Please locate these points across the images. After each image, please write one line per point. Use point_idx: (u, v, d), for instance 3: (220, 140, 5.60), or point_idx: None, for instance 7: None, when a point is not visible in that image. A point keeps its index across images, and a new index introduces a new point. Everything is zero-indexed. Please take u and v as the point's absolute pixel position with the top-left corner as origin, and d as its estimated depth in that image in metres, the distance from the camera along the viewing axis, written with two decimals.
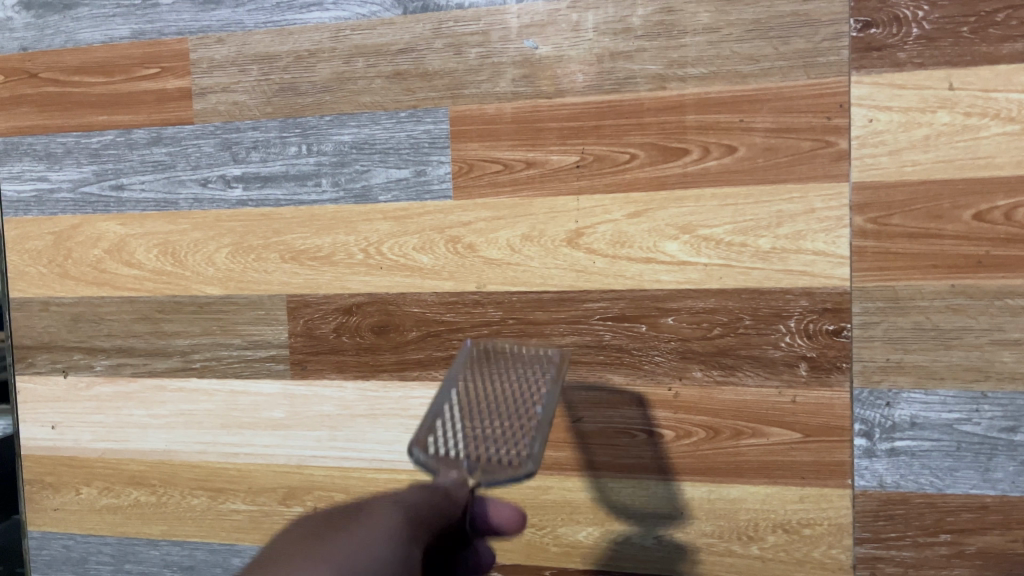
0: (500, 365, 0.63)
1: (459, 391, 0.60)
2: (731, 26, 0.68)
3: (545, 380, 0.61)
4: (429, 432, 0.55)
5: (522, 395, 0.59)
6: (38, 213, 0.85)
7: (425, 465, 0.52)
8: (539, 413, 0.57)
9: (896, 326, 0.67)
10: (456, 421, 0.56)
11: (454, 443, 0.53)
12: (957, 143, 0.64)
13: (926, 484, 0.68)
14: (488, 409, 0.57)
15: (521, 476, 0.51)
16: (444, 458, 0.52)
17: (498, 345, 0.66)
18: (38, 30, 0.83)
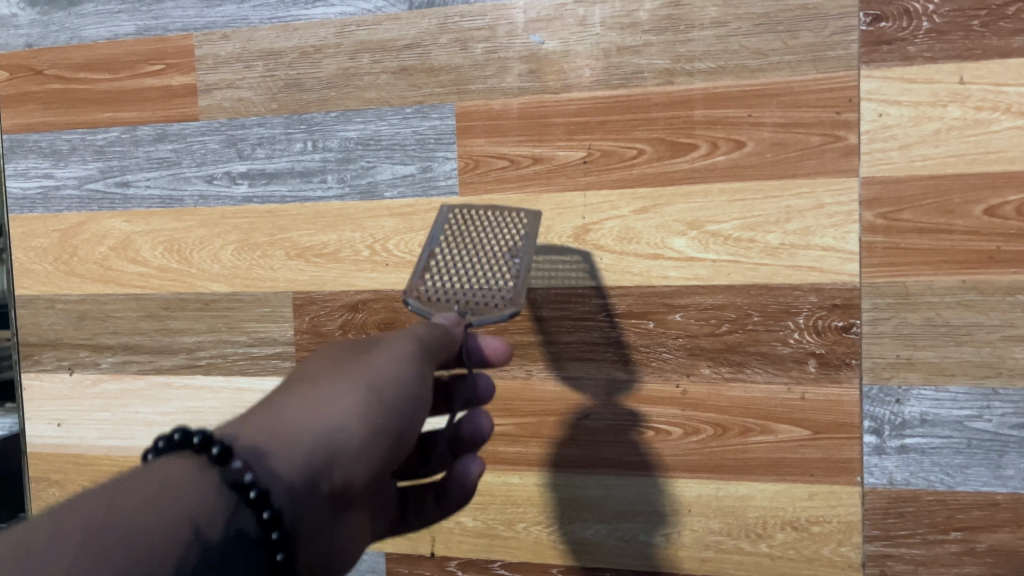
0: (481, 222, 0.67)
1: (444, 241, 0.65)
2: (739, 20, 0.67)
3: (521, 239, 0.66)
4: (427, 282, 0.61)
5: (500, 251, 0.64)
6: (43, 210, 0.85)
7: (428, 307, 0.59)
8: (519, 262, 0.64)
9: (906, 322, 0.66)
10: (450, 273, 0.62)
11: (452, 292, 0.61)
12: (968, 138, 0.64)
13: (936, 481, 0.67)
14: (477, 259, 0.63)
15: (507, 318, 0.59)
16: (446, 304, 0.60)
17: (475, 210, 0.68)
18: (43, 27, 0.83)
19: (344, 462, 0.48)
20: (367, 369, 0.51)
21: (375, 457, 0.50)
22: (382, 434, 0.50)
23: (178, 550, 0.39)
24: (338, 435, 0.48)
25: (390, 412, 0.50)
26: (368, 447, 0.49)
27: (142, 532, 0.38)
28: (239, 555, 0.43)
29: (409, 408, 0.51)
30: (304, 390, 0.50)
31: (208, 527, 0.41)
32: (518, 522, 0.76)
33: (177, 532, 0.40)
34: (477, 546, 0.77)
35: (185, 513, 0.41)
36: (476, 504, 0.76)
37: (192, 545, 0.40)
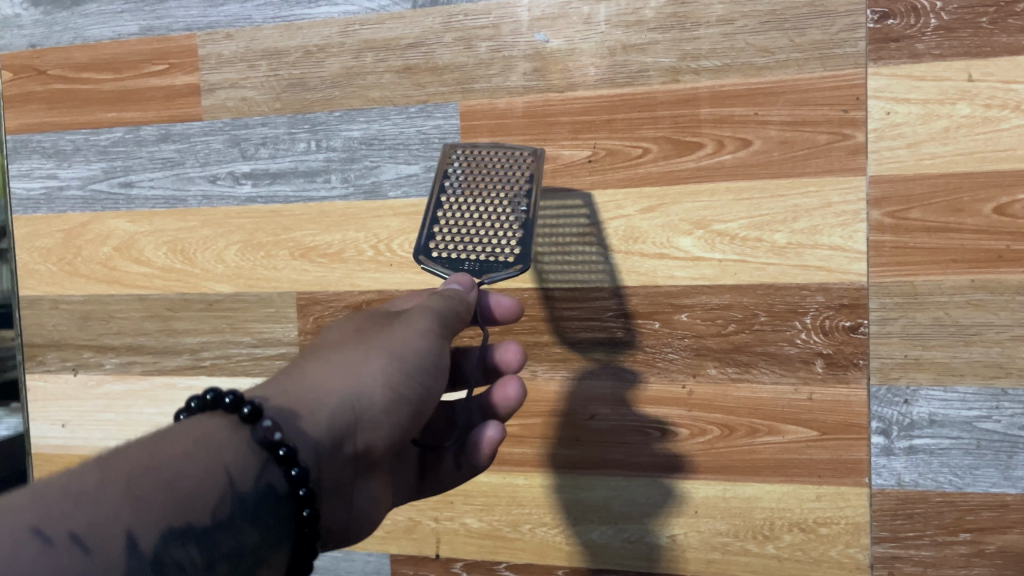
0: (483, 161, 0.67)
1: (449, 186, 0.65)
2: (746, 18, 0.67)
3: (524, 177, 0.66)
4: (432, 236, 0.63)
5: (502, 192, 0.65)
6: (47, 211, 0.85)
7: (435, 265, 0.62)
8: (523, 204, 0.64)
9: (915, 322, 0.66)
10: (459, 225, 0.63)
11: (458, 247, 0.62)
12: (977, 136, 0.63)
13: (945, 482, 0.66)
14: (481, 205, 0.64)
15: (509, 272, 0.61)
16: (452, 262, 0.62)
17: (478, 150, 0.68)
18: (46, 27, 0.83)
19: (366, 427, 0.52)
20: (387, 342, 0.55)
21: (393, 422, 0.54)
22: (398, 402, 0.54)
23: (212, 500, 0.43)
24: (357, 401, 0.52)
25: (407, 381, 0.54)
26: (385, 412, 0.53)
27: (180, 483, 0.42)
28: (268, 507, 0.47)
29: (426, 376, 0.55)
30: (327, 360, 0.54)
31: (242, 480, 0.45)
32: (523, 524, 0.75)
33: (212, 483, 0.44)
34: (482, 547, 0.76)
35: (220, 467, 0.45)
36: (481, 505, 0.76)
37: (225, 495, 0.44)
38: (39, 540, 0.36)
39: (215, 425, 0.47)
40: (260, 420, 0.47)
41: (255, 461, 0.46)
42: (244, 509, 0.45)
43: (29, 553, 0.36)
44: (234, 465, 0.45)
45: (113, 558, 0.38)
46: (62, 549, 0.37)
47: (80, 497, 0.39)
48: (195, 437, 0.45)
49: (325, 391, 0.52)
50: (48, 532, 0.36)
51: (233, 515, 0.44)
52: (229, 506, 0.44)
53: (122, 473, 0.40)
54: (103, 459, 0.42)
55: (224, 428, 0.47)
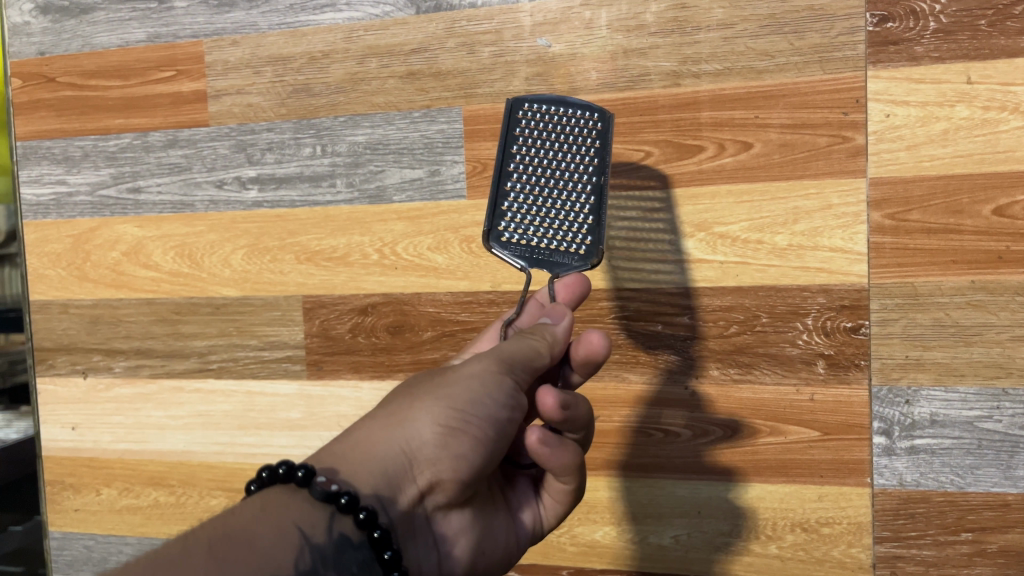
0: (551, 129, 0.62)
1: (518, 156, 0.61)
2: (745, 22, 0.67)
3: (594, 134, 0.62)
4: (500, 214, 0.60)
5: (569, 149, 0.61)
6: (57, 216, 0.86)
7: (503, 249, 0.59)
8: (593, 166, 0.61)
9: (916, 323, 0.66)
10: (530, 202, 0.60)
11: (529, 224, 0.60)
12: (976, 138, 0.64)
13: (947, 483, 0.67)
14: (551, 170, 0.61)
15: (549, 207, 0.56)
16: (521, 245, 0.59)
17: (547, 107, 0.63)
18: (55, 35, 0.84)
19: (435, 470, 0.50)
20: (450, 381, 0.51)
21: (466, 466, 0.50)
22: (468, 445, 0.50)
23: (288, 554, 0.44)
24: (413, 448, 0.50)
25: (475, 425, 0.50)
26: (454, 459, 0.50)
27: (255, 543, 0.43)
28: (348, 555, 0.47)
29: (495, 419, 0.51)
30: (400, 401, 0.52)
31: (315, 532, 0.46)
32: None
33: (284, 540, 0.45)
34: None
35: (290, 524, 0.46)
36: None
37: (302, 548, 0.45)
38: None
39: (273, 494, 0.48)
40: (313, 477, 0.48)
41: (322, 513, 0.47)
42: (324, 561, 0.46)
43: None
44: (304, 520, 0.47)
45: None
46: None
47: (171, 564, 0.39)
48: (257, 508, 0.47)
49: (387, 437, 0.50)
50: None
51: (316, 565, 0.45)
52: (308, 561, 0.45)
53: (201, 543, 0.41)
54: (179, 535, 0.43)
55: (284, 495, 0.48)
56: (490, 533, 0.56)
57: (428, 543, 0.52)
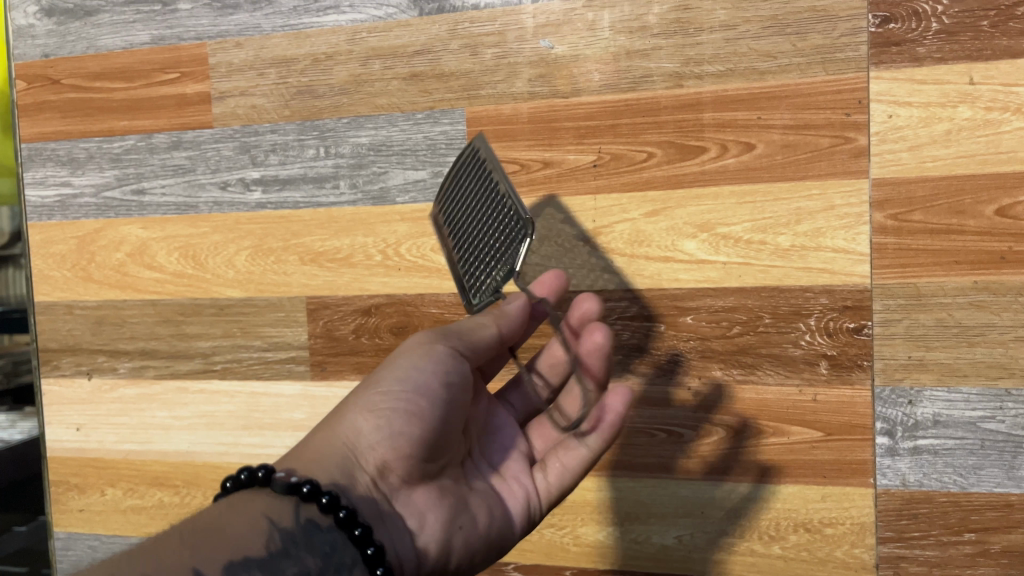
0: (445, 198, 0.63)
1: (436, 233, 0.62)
2: (748, 23, 0.67)
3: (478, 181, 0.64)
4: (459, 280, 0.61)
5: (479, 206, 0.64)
6: (61, 218, 0.86)
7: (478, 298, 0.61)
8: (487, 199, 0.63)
9: (918, 324, 0.66)
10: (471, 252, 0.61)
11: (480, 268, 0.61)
12: (978, 139, 0.64)
13: (950, 483, 0.67)
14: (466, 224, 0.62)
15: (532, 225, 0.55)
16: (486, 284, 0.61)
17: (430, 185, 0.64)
18: (60, 37, 0.85)
19: (383, 447, 0.53)
20: (383, 371, 0.56)
21: (409, 438, 0.53)
22: (405, 418, 0.53)
23: (257, 541, 0.47)
24: (356, 436, 0.53)
25: (405, 399, 0.54)
26: (392, 435, 0.53)
27: (223, 534, 0.46)
28: (318, 538, 0.49)
29: (426, 390, 0.54)
30: (347, 402, 0.57)
31: (284, 518, 0.49)
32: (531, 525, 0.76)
33: (252, 529, 0.47)
34: None
35: (260, 514, 0.49)
36: None
37: (272, 533, 0.48)
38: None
39: (241, 497, 0.51)
40: (274, 474, 0.51)
41: (288, 503, 0.50)
42: (295, 542, 0.48)
43: None
44: (273, 510, 0.49)
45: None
46: None
47: (143, 559, 0.42)
48: (226, 507, 0.50)
49: (337, 432, 0.54)
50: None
51: (285, 546, 0.47)
52: (279, 545, 0.47)
53: (171, 540, 0.44)
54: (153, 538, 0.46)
55: (254, 495, 0.51)
56: (467, 513, 0.56)
57: (400, 526, 0.53)
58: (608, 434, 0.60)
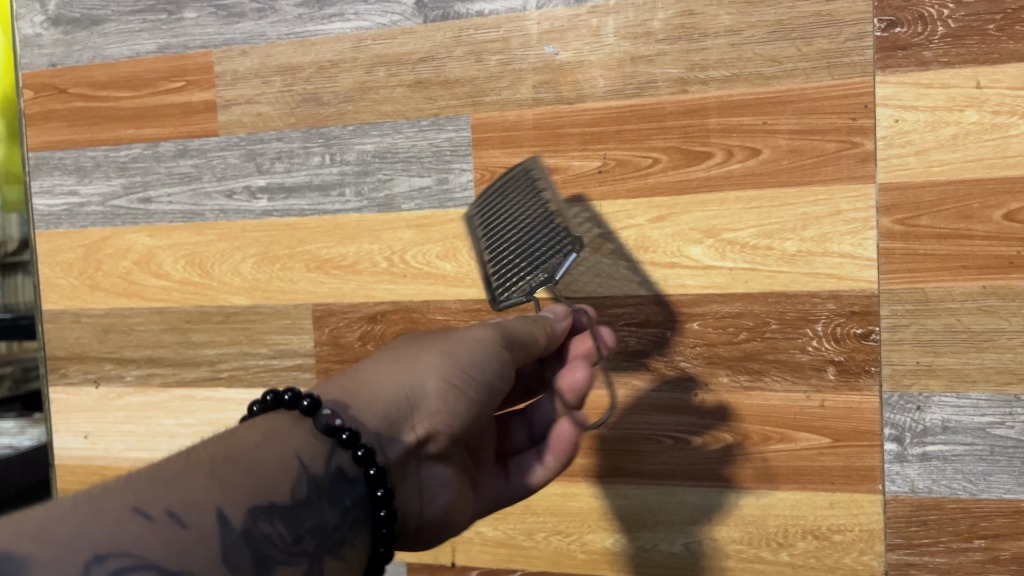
0: (494, 206, 0.68)
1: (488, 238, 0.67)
2: (753, 28, 0.67)
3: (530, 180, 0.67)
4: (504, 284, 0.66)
5: (528, 189, 0.66)
6: (68, 226, 0.87)
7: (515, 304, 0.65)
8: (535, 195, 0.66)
9: (927, 329, 0.66)
10: (516, 257, 0.65)
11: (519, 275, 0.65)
12: (986, 143, 0.63)
13: (959, 489, 0.66)
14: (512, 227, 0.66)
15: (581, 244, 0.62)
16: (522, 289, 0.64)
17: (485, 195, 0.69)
18: (66, 46, 0.85)
19: (435, 418, 0.55)
20: (452, 345, 0.57)
21: (460, 421, 0.56)
22: (464, 403, 0.56)
23: (284, 482, 0.46)
24: (417, 397, 0.55)
25: (469, 387, 0.57)
26: (450, 412, 0.55)
27: (256, 470, 0.44)
28: (342, 489, 0.49)
29: (486, 384, 0.57)
30: (401, 354, 0.57)
31: (315, 464, 0.48)
32: (538, 532, 0.76)
33: (281, 468, 0.46)
34: (497, 556, 0.77)
35: (291, 454, 0.47)
36: (497, 513, 0.77)
37: (300, 477, 0.47)
38: (140, 517, 0.38)
39: (271, 419, 0.50)
40: (319, 410, 0.50)
41: (323, 447, 0.49)
42: (320, 491, 0.47)
43: (133, 529, 0.37)
44: (304, 451, 0.48)
45: (210, 532, 0.40)
46: (161, 524, 0.38)
47: (170, 481, 0.41)
48: (260, 430, 0.48)
49: (388, 386, 0.54)
50: (148, 509, 0.38)
51: (310, 496, 0.47)
52: (304, 490, 0.46)
53: (202, 463, 0.43)
54: (182, 453, 0.44)
55: (287, 422, 0.50)
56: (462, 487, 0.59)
57: (413, 486, 0.55)
58: (563, 456, 0.66)
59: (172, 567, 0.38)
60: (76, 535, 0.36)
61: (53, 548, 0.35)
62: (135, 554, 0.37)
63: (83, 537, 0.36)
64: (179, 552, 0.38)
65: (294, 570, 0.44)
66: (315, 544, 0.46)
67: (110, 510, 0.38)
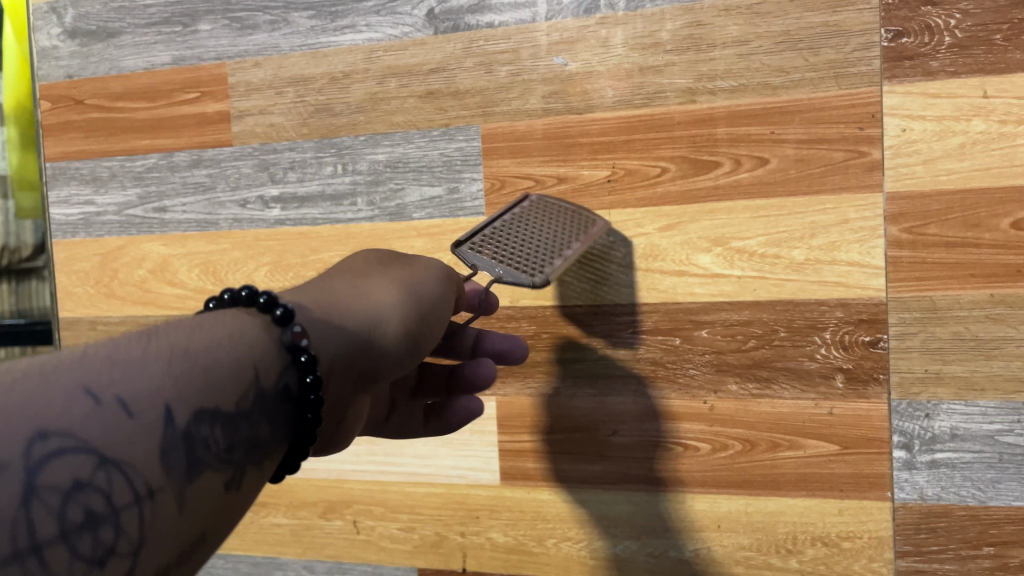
0: (542, 211, 0.71)
1: (512, 217, 0.70)
2: (760, 38, 0.68)
3: (580, 227, 0.69)
4: (476, 241, 0.67)
5: (574, 234, 0.68)
6: (85, 235, 0.88)
7: (462, 257, 0.65)
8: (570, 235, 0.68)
9: (934, 337, 0.66)
10: (504, 244, 0.67)
11: (487, 249, 0.66)
12: (993, 151, 0.64)
13: (968, 497, 0.66)
14: (529, 230, 0.68)
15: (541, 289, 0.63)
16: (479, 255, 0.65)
17: (548, 199, 0.72)
18: (83, 58, 0.86)
19: (388, 352, 0.51)
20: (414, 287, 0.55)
21: (404, 363, 0.53)
22: (415, 345, 0.53)
23: (233, 386, 0.40)
24: (377, 331, 0.50)
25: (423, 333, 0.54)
26: (401, 352, 0.52)
27: (210, 370, 0.39)
28: (284, 407, 0.43)
29: (433, 333, 0.55)
30: (362, 284, 0.53)
31: (267, 375, 0.42)
32: (548, 538, 0.76)
33: (234, 372, 0.40)
34: (506, 562, 0.78)
35: (249, 359, 0.41)
36: (507, 520, 0.77)
37: (251, 387, 0.41)
38: (89, 399, 0.34)
39: (232, 318, 0.43)
40: (290, 322, 0.44)
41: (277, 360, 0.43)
42: (263, 404, 0.42)
43: (80, 412, 0.33)
44: (262, 359, 0.42)
45: (152, 426, 0.36)
46: (109, 412, 0.34)
47: (123, 365, 0.36)
48: (219, 324, 0.42)
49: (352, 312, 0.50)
50: (98, 391, 0.34)
51: (253, 408, 0.41)
52: (251, 398, 0.41)
53: (161, 351, 0.38)
54: (140, 333, 0.39)
55: (251, 323, 0.44)
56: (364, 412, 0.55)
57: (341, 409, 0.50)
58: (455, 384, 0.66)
59: (106, 456, 0.34)
60: (21, 404, 0.32)
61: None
62: (79, 438, 0.33)
63: (30, 407, 0.32)
64: (121, 439, 0.34)
65: (217, 481, 0.39)
66: (242, 457, 0.40)
67: (60, 383, 0.34)
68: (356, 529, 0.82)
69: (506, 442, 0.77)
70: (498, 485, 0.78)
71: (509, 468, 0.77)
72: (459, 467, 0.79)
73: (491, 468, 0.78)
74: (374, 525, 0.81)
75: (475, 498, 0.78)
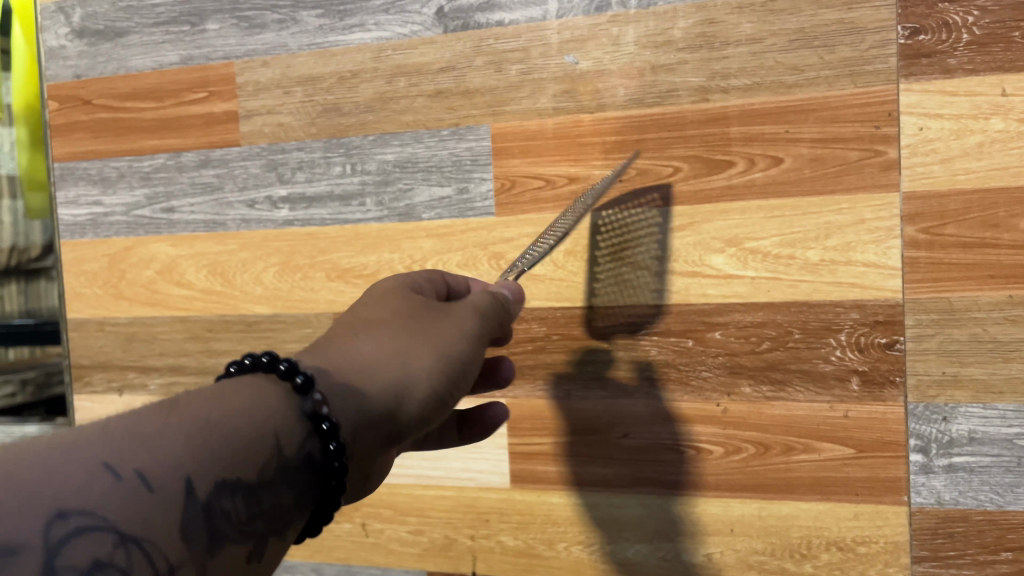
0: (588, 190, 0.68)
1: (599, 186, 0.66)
2: (774, 36, 0.67)
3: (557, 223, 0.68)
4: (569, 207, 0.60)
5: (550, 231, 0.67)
6: (92, 236, 0.88)
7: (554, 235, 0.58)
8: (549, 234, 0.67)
9: (952, 339, 0.65)
10: None
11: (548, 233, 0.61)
12: (1012, 151, 0.63)
13: (986, 501, 0.65)
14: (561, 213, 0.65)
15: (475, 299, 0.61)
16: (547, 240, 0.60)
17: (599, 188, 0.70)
18: (91, 58, 0.86)
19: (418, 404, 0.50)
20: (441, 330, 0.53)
21: (441, 407, 0.52)
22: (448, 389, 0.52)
23: (255, 456, 0.39)
24: (406, 384, 0.49)
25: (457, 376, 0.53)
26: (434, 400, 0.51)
27: (232, 441, 0.38)
28: (307, 473, 0.42)
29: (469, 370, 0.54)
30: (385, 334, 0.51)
31: (289, 444, 0.41)
32: (558, 542, 0.76)
33: (256, 441, 0.40)
34: (516, 566, 0.77)
35: (271, 428, 0.41)
36: (517, 523, 0.77)
37: (272, 456, 0.40)
38: (108, 476, 0.34)
39: (253, 385, 0.43)
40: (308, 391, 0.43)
41: (298, 427, 0.42)
42: (286, 473, 0.41)
43: (98, 489, 0.33)
44: (284, 428, 0.41)
45: (174, 500, 0.35)
46: (128, 487, 0.34)
47: (143, 437, 0.36)
48: (242, 391, 0.42)
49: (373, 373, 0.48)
50: (118, 467, 0.34)
51: (275, 477, 0.40)
52: (272, 467, 0.40)
53: (181, 421, 0.37)
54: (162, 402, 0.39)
55: (272, 394, 0.42)
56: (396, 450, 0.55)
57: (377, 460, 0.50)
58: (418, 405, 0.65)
59: (127, 533, 0.33)
60: (39, 483, 0.32)
61: (13, 496, 0.31)
62: (99, 514, 0.33)
63: (47, 486, 0.32)
64: (140, 515, 0.34)
65: (238, 552, 0.38)
66: (264, 527, 0.40)
67: (78, 458, 0.34)
68: (365, 531, 0.81)
69: (515, 444, 0.76)
70: (508, 488, 0.77)
71: (519, 471, 0.76)
72: (469, 470, 0.78)
73: (500, 470, 0.77)
74: (383, 528, 0.81)
75: (484, 501, 0.77)
